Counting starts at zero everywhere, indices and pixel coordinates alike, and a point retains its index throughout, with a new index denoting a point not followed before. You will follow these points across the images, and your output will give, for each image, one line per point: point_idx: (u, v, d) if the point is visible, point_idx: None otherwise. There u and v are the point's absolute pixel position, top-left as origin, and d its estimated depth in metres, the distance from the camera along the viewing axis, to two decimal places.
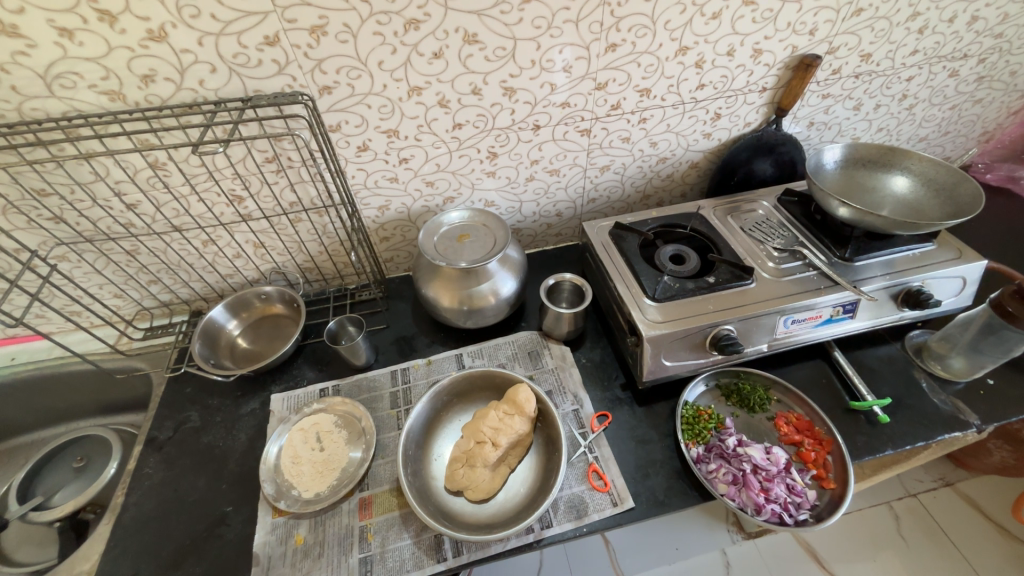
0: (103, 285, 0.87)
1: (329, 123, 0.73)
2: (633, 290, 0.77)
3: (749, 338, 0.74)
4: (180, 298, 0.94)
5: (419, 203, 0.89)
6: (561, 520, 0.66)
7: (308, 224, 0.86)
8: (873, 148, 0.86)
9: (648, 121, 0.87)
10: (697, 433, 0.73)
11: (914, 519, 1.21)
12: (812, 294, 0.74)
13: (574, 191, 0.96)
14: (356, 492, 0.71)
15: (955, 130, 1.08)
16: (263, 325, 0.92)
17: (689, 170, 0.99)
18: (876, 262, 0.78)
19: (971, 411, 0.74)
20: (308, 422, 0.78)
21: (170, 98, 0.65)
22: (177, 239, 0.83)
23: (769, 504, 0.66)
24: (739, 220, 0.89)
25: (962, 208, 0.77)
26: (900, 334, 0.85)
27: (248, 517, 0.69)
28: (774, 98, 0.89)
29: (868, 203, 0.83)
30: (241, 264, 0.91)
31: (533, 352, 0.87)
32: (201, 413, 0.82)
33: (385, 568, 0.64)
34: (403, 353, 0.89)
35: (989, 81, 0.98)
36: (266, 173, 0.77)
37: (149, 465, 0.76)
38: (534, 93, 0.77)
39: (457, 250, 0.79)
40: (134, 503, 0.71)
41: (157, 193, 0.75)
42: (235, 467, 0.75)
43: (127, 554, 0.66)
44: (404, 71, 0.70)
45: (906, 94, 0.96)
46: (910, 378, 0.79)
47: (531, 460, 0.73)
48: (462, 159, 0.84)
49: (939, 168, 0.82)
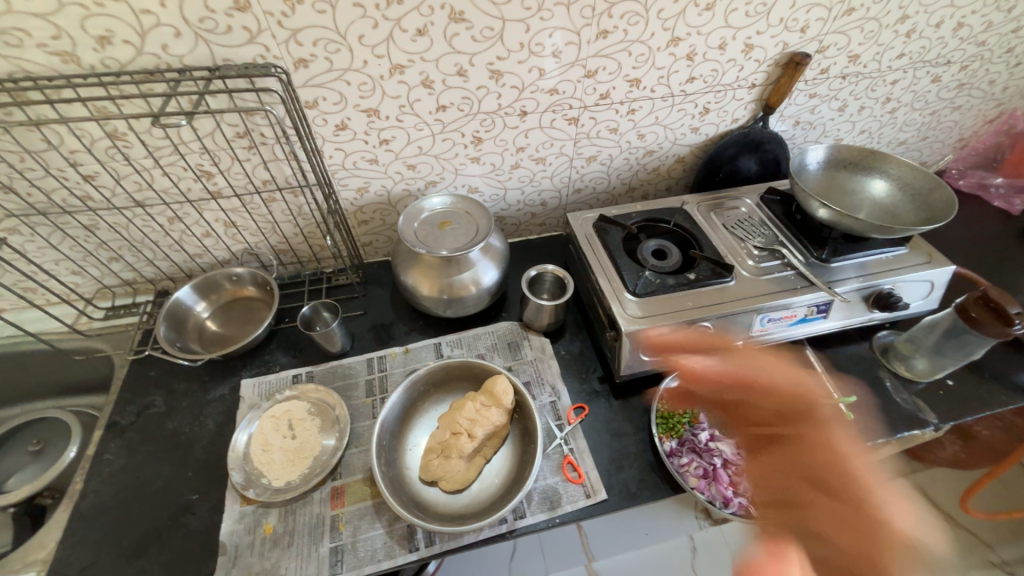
0: (60, 262, 0.82)
1: (305, 99, 0.69)
2: (614, 284, 0.76)
3: (725, 335, 0.75)
4: (144, 277, 0.89)
5: (400, 187, 0.86)
6: (534, 511, 0.67)
7: (282, 205, 0.83)
8: (855, 151, 0.87)
9: (637, 112, 0.85)
10: (671, 427, 0.75)
11: None
12: (788, 293, 0.75)
13: (559, 180, 0.94)
14: (328, 481, 0.69)
15: (933, 135, 1.10)
16: (233, 309, 0.88)
17: (675, 164, 0.98)
18: (850, 264, 0.79)
19: (930, 411, 0.77)
20: (280, 409, 0.76)
21: (130, 63, 0.60)
22: (140, 216, 0.79)
23: (735, 498, 0.71)
24: (722, 217, 0.89)
25: (935, 214, 0.79)
26: (868, 334, 0.88)
27: (215, 506, 0.68)
28: (763, 95, 0.89)
29: (846, 205, 0.84)
30: (211, 243, 0.87)
31: (513, 343, 0.86)
32: (165, 398, 0.79)
33: (356, 558, 0.63)
34: (380, 341, 0.87)
35: (968, 89, 1.00)
36: (237, 149, 0.73)
37: (110, 450, 0.73)
38: (521, 78, 0.75)
39: (438, 238, 0.77)
40: (93, 490, 0.69)
41: (117, 165, 0.71)
42: (201, 454, 0.73)
43: (85, 542, 0.64)
44: (385, 47, 0.66)
45: (889, 97, 0.97)
46: (875, 377, 0.82)
47: (506, 451, 0.73)
48: (445, 143, 0.81)
49: (917, 173, 0.83)
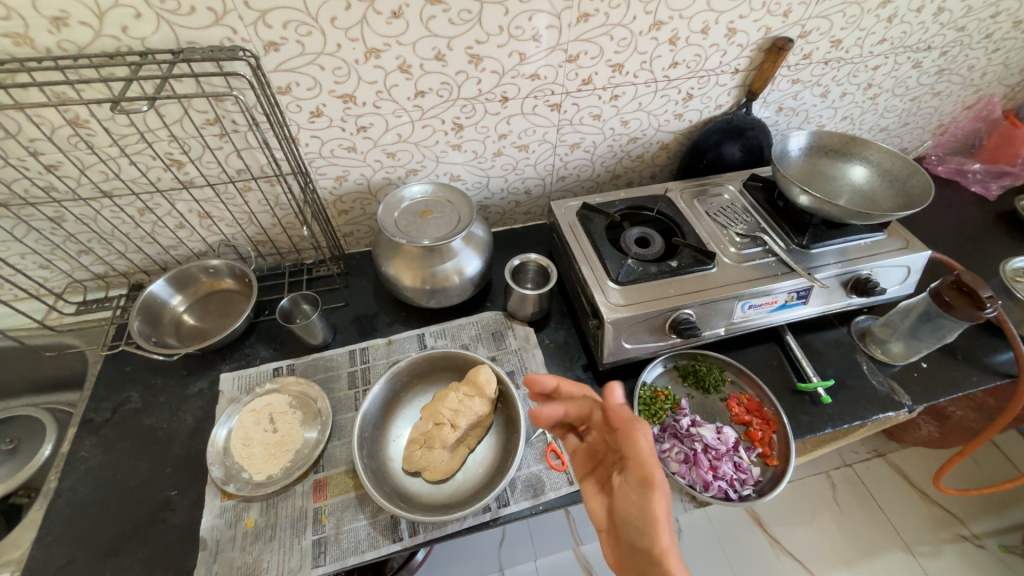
0: (26, 255, 0.79)
1: (278, 84, 0.67)
2: (596, 273, 0.76)
3: (707, 322, 0.76)
4: (117, 270, 0.87)
5: (379, 175, 0.84)
6: (518, 499, 0.67)
7: (258, 194, 0.81)
8: (837, 137, 0.87)
9: (619, 98, 0.84)
10: (653, 413, 0.76)
11: (848, 487, 1.31)
12: (769, 280, 0.75)
13: (543, 168, 0.93)
14: (311, 474, 0.69)
15: (914, 121, 1.11)
16: (211, 302, 0.86)
17: (659, 151, 0.98)
18: (830, 250, 0.80)
19: (905, 393, 0.79)
20: (261, 403, 0.75)
21: (88, 46, 0.58)
22: (108, 207, 0.76)
23: (716, 482, 0.70)
24: (705, 204, 0.89)
25: (912, 199, 0.80)
26: (847, 319, 0.89)
27: (195, 501, 0.67)
28: (746, 81, 0.88)
29: (826, 191, 0.85)
30: (185, 235, 0.85)
31: (497, 333, 0.86)
32: (142, 394, 0.77)
33: (339, 549, 0.63)
34: (363, 333, 0.86)
35: (948, 75, 1.01)
36: (208, 137, 0.70)
37: (85, 448, 0.71)
38: (501, 62, 0.73)
39: (419, 227, 0.76)
40: (69, 488, 0.68)
41: (80, 154, 0.68)
42: (180, 450, 0.72)
43: (60, 541, 0.63)
44: (359, 30, 0.64)
45: (871, 83, 0.97)
46: (853, 361, 0.83)
47: (490, 440, 0.74)
48: (425, 130, 0.79)
49: (895, 159, 0.84)
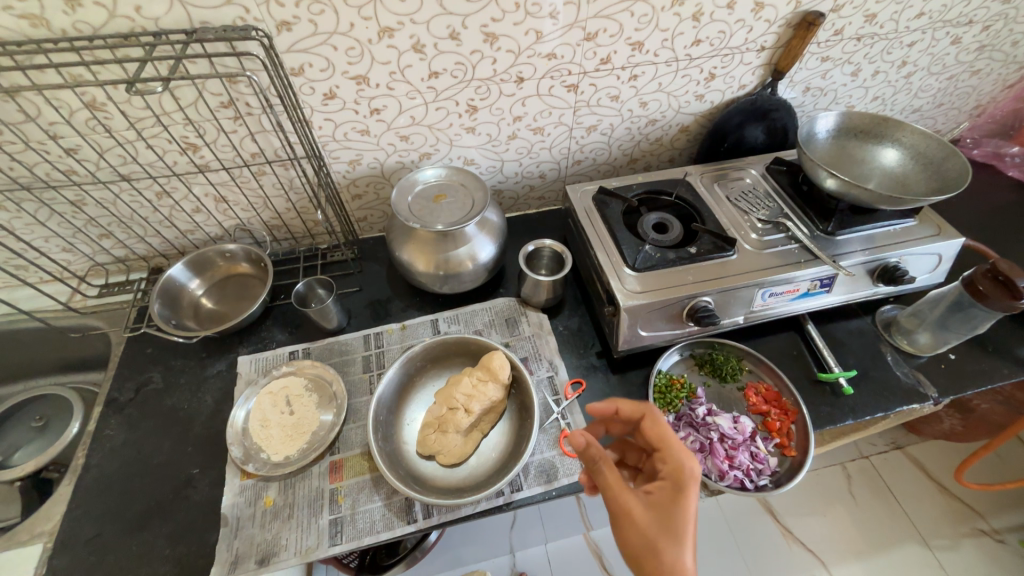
0: (50, 239, 0.81)
1: (290, 65, 0.66)
2: (613, 259, 0.74)
3: (726, 310, 0.74)
4: (136, 254, 0.88)
5: (393, 159, 0.83)
6: (531, 484, 0.67)
7: (272, 178, 0.81)
8: (867, 118, 0.83)
9: (639, 78, 0.81)
10: (668, 401, 0.75)
11: (864, 479, 1.29)
12: (792, 267, 0.73)
13: (559, 151, 0.91)
14: (327, 455, 0.70)
15: (949, 102, 1.05)
16: (228, 286, 0.87)
17: (679, 134, 0.95)
18: (856, 237, 0.77)
19: (931, 385, 0.77)
20: (277, 385, 0.76)
21: (102, 27, 0.57)
22: (126, 190, 0.77)
23: (732, 471, 0.69)
24: (726, 188, 0.87)
25: (948, 183, 0.76)
26: (872, 309, 0.86)
27: (216, 480, 0.69)
28: (772, 59, 0.85)
29: (855, 174, 0.82)
30: (202, 220, 0.85)
31: (510, 319, 0.85)
32: (163, 374, 0.79)
33: (355, 529, 0.64)
34: (377, 317, 0.86)
35: (989, 51, 0.95)
36: (222, 120, 0.70)
37: (110, 427, 0.73)
38: (517, 41, 0.71)
39: (433, 212, 0.75)
40: (96, 464, 0.70)
41: (98, 138, 0.68)
42: (200, 430, 0.73)
43: (89, 515, 0.65)
44: (373, 8, 0.63)
45: (906, 61, 0.92)
46: (877, 351, 0.81)
47: (504, 426, 0.74)
48: (439, 112, 0.78)
49: (931, 141, 0.79)
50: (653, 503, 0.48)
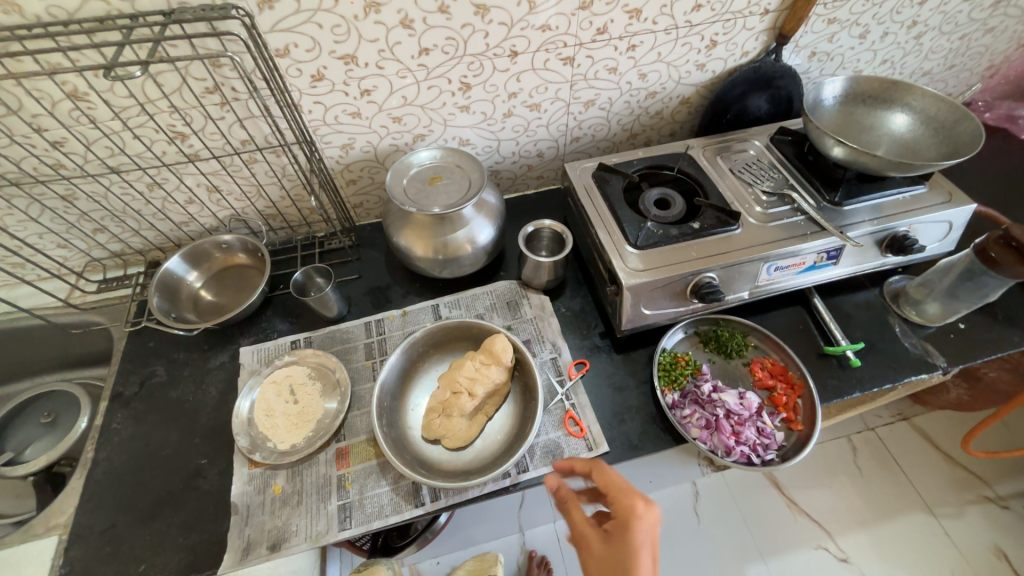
0: (44, 235, 0.80)
1: (275, 46, 0.64)
2: (614, 237, 0.73)
3: (730, 285, 0.73)
4: (132, 248, 0.87)
5: (386, 142, 0.81)
6: (537, 465, 0.67)
7: (264, 166, 0.79)
8: (876, 82, 0.80)
9: (637, 48, 0.78)
10: (673, 379, 0.74)
11: (870, 450, 1.30)
12: (798, 240, 0.71)
13: (556, 128, 0.89)
14: (333, 442, 0.70)
15: (961, 63, 1.01)
16: (226, 277, 0.86)
17: (680, 106, 0.92)
18: (864, 207, 0.75)
19: (940, 354, 0.76)
20: (281, 374, 0.76)
21: (78, 12, 0.56)
22: (117, 183, 0.75)
23: (738, 447, 0.68)
24: (729, 160, 0.84)
25: (960, 148, 0.73)
26: (880, 280, 0.85)
27: (224, 469, 0.69)
28: (776, 23, 0.81)
29: (862, 142, 0.79)
30: (196, 211, 0.84)
31: (512, 302, 0.84)
32: (166, 367, 0.79)
33: (364, 514, 0.65)
34: (377, 304, 0.86)
35: (1004, 7, 0.91)
36: (209, 106, 0.68)
37: (117, 420, 0.74)
38: (509, 13, 0.68)
39: (429, 194, 0.73)
40: (105, 458, 0.70)
41: (83, 129, 0.67)
42: (207, 421, 0.74)
43: (102, 507, 0.66)
44: None
45: (916, 21, 0.88)
46: (884, 323, 0.80)
47: (508, 408, 0.73)
48: (431, 91, 0.75)
49: (942, 105, 0.77)
50: (609, 548, 0.50)
